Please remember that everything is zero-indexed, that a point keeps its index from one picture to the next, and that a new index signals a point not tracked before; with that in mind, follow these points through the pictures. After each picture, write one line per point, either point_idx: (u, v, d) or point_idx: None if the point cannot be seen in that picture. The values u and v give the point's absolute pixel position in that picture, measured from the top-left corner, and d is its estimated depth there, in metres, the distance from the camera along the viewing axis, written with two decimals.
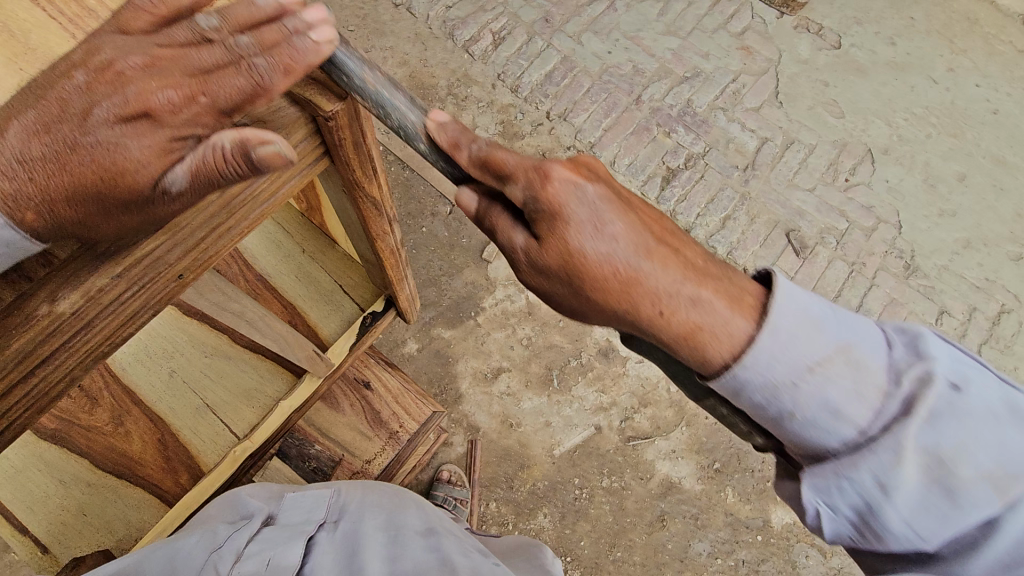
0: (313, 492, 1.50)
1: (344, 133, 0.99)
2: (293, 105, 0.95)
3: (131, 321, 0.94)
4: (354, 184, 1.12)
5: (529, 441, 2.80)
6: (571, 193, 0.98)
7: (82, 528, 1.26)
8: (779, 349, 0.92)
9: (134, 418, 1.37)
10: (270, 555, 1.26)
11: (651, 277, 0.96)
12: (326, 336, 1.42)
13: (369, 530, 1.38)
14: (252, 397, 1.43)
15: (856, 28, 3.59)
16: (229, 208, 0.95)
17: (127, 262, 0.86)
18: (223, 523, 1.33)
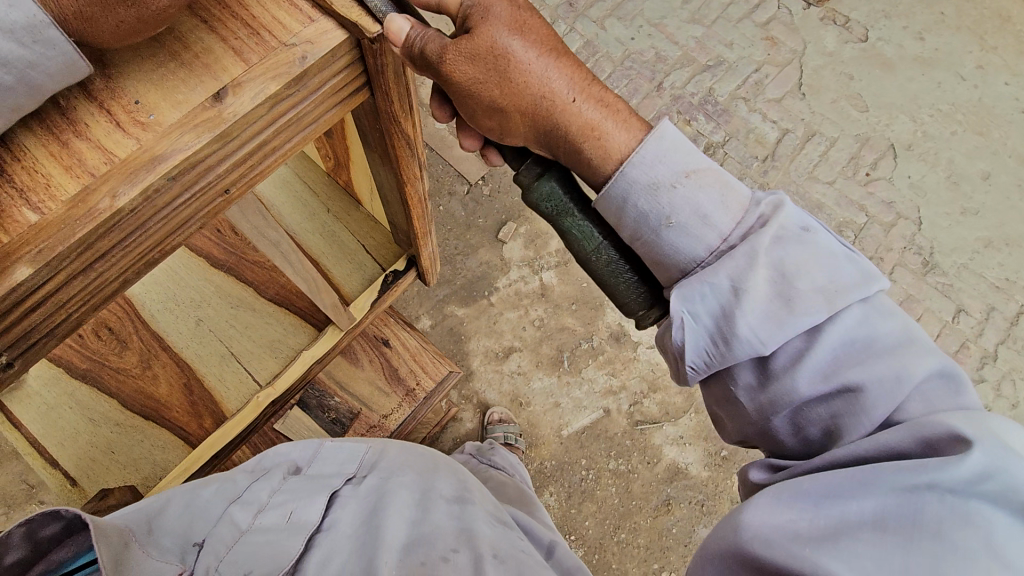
0: (349, 446, 1.55)
1: (387, 60, 0.94)
2: (338, 27, 0.88)
3: (181, 230, 0.93)
4: (392, 118, 1.06)
5: (538, 421, 2.83)
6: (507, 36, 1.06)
7: (110, 465, 1.30)
8: (663, 154, 1.12)
9: (161, 363, 1.38)
10: (292, 508, 1.31)
11: (557, 87, 1.11)
12: (349, 293, 1.44)
13: (395, 489, 1.40)
14: (276, 349, 1.41)
15: (884, 22, 3.55)
16: (280, 125, 0.90)
17: (181, 173, 0.83)
18: (243, 472, 1.38)
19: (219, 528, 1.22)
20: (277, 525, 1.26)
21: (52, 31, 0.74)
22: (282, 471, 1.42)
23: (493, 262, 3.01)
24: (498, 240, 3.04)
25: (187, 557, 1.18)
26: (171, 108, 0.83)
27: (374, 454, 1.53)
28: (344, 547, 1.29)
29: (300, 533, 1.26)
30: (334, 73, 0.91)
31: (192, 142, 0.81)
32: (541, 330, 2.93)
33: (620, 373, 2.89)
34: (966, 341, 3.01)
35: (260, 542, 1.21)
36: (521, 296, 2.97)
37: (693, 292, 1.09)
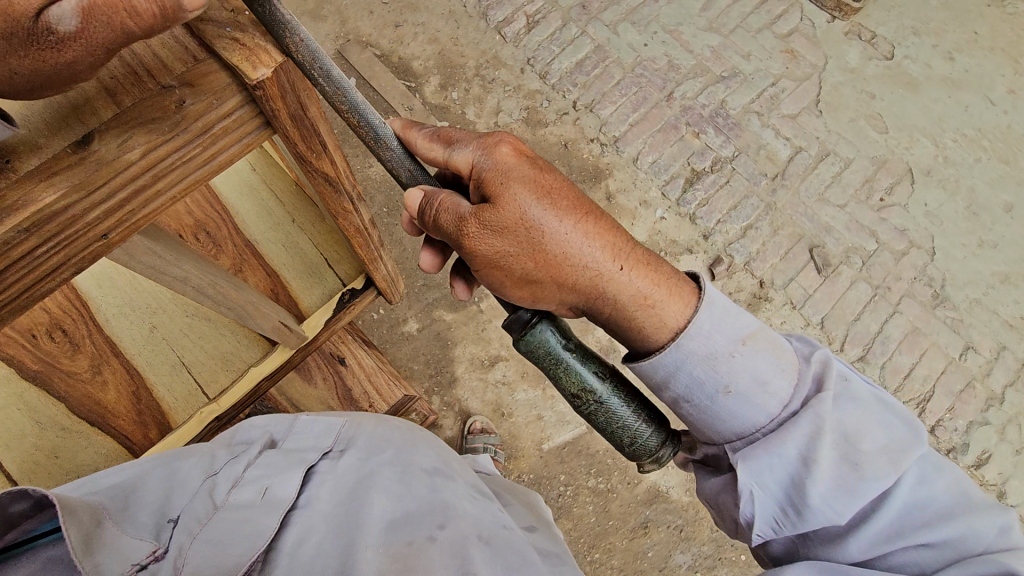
0: (326, 418, 1.28)
1: (278, 105, 0.96)
2: (223, 69, 0.92)
3: (50, 276, 0.91)
4: (300, 157, 1.08)
5: (519, 433, 2.79)
6: (523, 199, 1.08)
7: (52, 470, 1.30)
8: (717, 321, 1.11)
9: (112, 368, 1.38)
10: (268, 483, 1.08)
11: (588, 256, 1.10)
12: (306, 307, 1.48)
13: (373, 465, 1.15)
14: (228, 362, 1.46)
15: (913, 39, 3.38)
16: (157, 171, 0.90)
17: (37, 222, 0.83)
18: (222, 448, 1.18)
19: (193, 503, 1.03)
20: (250, 502, 1.03)
21: None
22: (257, 447, 1.19)
23: None
24: None
25: (161, 535, 0.99)
26: (33, 157, 0.85)
27: (352, 424, 1.26)
28: (323, 527, 1.04)
29: (276, 510, 1.03)
30: (222, 114, 0.93)
31: (47, 192, 0.82)
32: None
33: None
34: (972, 380, 2.89)
35: (232, 520, 0.99)
36: None
37: (828, 555, 1.05)
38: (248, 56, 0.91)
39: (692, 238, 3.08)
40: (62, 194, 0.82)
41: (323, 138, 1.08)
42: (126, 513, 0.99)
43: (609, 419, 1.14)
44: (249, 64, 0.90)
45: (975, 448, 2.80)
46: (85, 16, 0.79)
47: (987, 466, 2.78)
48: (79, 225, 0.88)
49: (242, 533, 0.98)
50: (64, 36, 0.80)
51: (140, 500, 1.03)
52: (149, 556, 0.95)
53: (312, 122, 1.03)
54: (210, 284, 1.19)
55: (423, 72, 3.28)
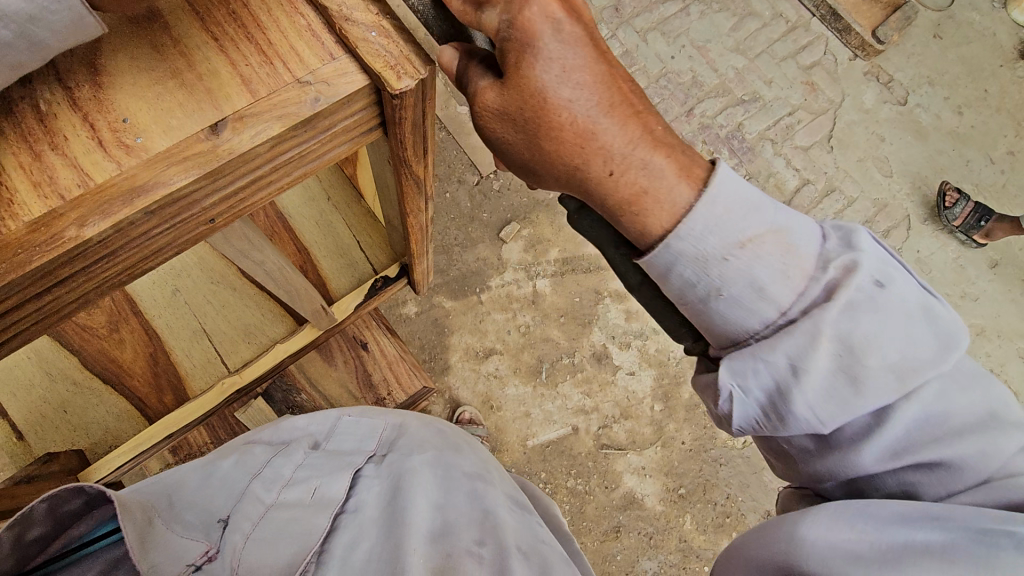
0: (369, 421, 1.41)
1: (406, 114, 0.91)
2: (361, 71, 0.85)
3: (154, 256, 0.88)
4: (403, 161, 1.06)
5: (505, 427, 2.82)
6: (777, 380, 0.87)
7: (59, 424, 1.34)
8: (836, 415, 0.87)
9: (129, 327, 1.36)
10: (317, 484, 1.15)
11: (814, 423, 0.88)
12: (335, 290, 1.48)
13: (413, 466, 1.22)
14: (251, 335, 1.46)
15: (927, 88, 3.47)
16: (277, 161, 0.87)
17: (162, 205, 0.79)
18: (261, 446, 1.27)
19: (242, 504, 1.08)
20: (301, 501, 1.11)
21: (58, 3, 0.67)
22: (301, 447, 1.29)
23: (490, 260, 2.96)
24: (499, 239, 2.99)
25: (212, 534, 1.02)
26: (164, 137, 0.79)
27: (394, 429, 1.38)
28: (372, 527, 1.09)
29: (326, 510, 1.10)
30: (346, 115, 0.89)
31: (178, 176, 0.77)
32: (525, 336, 2.90)
33: (595, 394, 2.88)
34: None
35: (282, 518, 1.06)
36: (511, 300, 2.93)
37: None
38: (393, 63, 0.84)
39: None
40: (192, 180, 0.78)
41: (427, 143, 1.05)
42: (174, 514, 1.03)
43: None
44: (394, 72, 0.84)
45: None
46: (264, 106, 0.82)
47: None
48: (193, 208, 0.84)
49: (292, 532, 1.03)
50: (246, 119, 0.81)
51: (187, 501, 1.09)
52: (202, 556, 0.96)
53: (426, 128, 1.01)
54: (277, 266, 1.17)
55: None
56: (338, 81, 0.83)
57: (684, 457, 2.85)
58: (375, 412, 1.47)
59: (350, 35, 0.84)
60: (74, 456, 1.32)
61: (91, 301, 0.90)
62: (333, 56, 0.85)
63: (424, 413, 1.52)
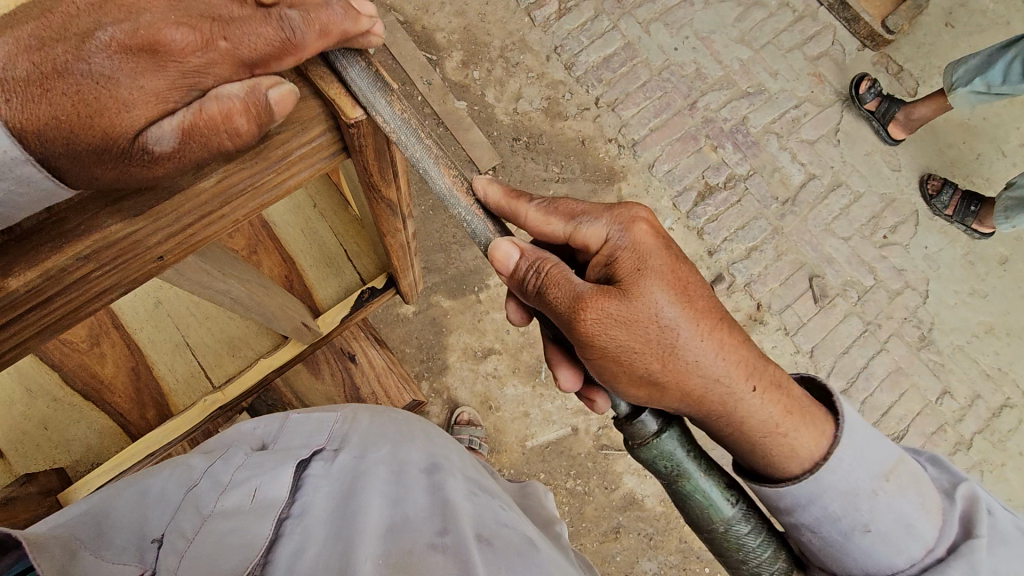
0: (317, 418, 1.35)
1: (366, 140, 0.96)
2: (318, 100, 0.93)
3: (98, 298, 0.89)
4: (370, 186, 1.09)
5: (504, 428, 2.79)
6: (658, 302, 1.02)
7: (40, 441, 1.31)
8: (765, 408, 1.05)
9: (111, 341, 1.35)
10: (256, 485, 1.09)
11: (708, 364, 1.02)
12: (321, 301, 1.45)
13: (367, 466, 1.18)
14: (236, 348, 1.46)
15: (938, 79, 3.38)
16: (227, 197, 0.90)
17: (97, 247, 0.82)
18: (198, 456, 1.21)
19: (176, 521, 1.02)
20: (240, 507, 1.04)
21: (25, 166, 0.73)
22: (245, 450, 1.24)
23: None
24: None
25: (145, 556, 0.98)
26: (104, 180, 0.82)
27: (344, 423, 1.34)
28: (319, 531, 1.04)
29: (268, 516, 1.04)
30: (303, 142, 0.93)
31: None
32: (524, 336, 2.87)
33: None
34: (944, 424, 2.99)
35: (221, 528, 0.99)
36: None
37: (805, 509, 1.03)
38: (344, 93, 0.91)
39: (697, 253, 3.08)
40: (131, 221, 0.81)
41: (395, 170, 1.08)
42: (102, 542, 0.98)
43: (736, 545, 1.06)
44: (347, 102, 0.90)
45: None
46: (182, 136, 0.79)
47: None
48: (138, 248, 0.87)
49: (231, 544, 0.96)
50: (158, 154, 0.80)
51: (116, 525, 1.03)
52: None
53: (390, 156, 1.04)
54: (246, 288, 1.14)
55: (446, 46, 3.16)
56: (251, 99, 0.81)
57: None
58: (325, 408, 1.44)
59: (305, 65, 0.92)
60: (55, 473, 1.27)
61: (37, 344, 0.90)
62: (289, 86, 0.92)
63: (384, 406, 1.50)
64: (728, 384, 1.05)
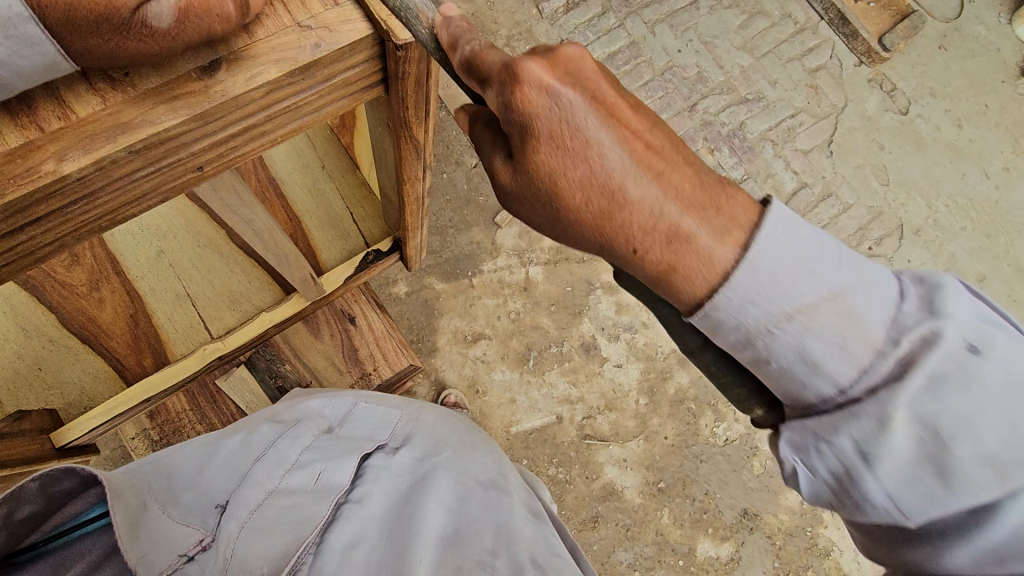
0: (383, 411, 1.54)
1: (410, 67, 0.93)
2: (367, 20, 0.86)
3: (136, 202, 0.89)
4: (403, 122, 1.06)
5: (490, 412, 2.81)
6: (546, 99, 0.83)
7: (32, 383, 1.32)
8: (757, 290, 0.82)
9: (110, 287, 1.35)
10: (321, 469, 1.27)
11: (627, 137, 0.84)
12: (325, 261, 1.45)
13: (429, 469, 1.33)
14: (236, 302, 1.46)
15: (928, 99, 3.47)
16: (273, 110, 0.88)
17: (147, 142, 0.78)
18: (267, 425, 1.41)
19: (242, 490, 1.19)
20: (304, 486, 1.23)
21: (28, 25, 0.66)
22: (313, 430, 1.42)
23: (483, 244, 2.94)
24: (495, 223, 2.97)
25: (208, 520, 1.16)
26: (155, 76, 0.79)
27: (407, 423, 1.52)
28: (372, 529, 1.20)
29: (329, 497, 1.21)
30: (348, 66, 0.90)
31: (167, 115, 0.78)
32: (514, 323, 2.89)
33: (582, 385, 2.89)
34: None
35: (290, 502, 1.19)
36: (502, 285, 2.91)
37: (807, 439, 0.86)
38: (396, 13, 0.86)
39: None
40: (182, 120, 0.78)
41: (430, 105, 1.05)
42: (172, 500, 1.17)
43: None
44: (399, 22, 0.85)
45: None
46: (182, 17, 0.72)
47: None
48: (184, 153, 0.85)
49: (293, 518, 1.15)
50: (157, 30, 0.72)
51: (187, 486, 1.23)
52: (196, 545, 1.08)
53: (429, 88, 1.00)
54: (266, 227, 1.17)
55: None
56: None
57: (666, 451, 2.88)
58: (388, 401, 1.60)
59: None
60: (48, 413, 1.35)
61: (72, 244, 0.90)
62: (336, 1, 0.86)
63: (448, 410, 1.68)
64: (733, 322, 0.84)
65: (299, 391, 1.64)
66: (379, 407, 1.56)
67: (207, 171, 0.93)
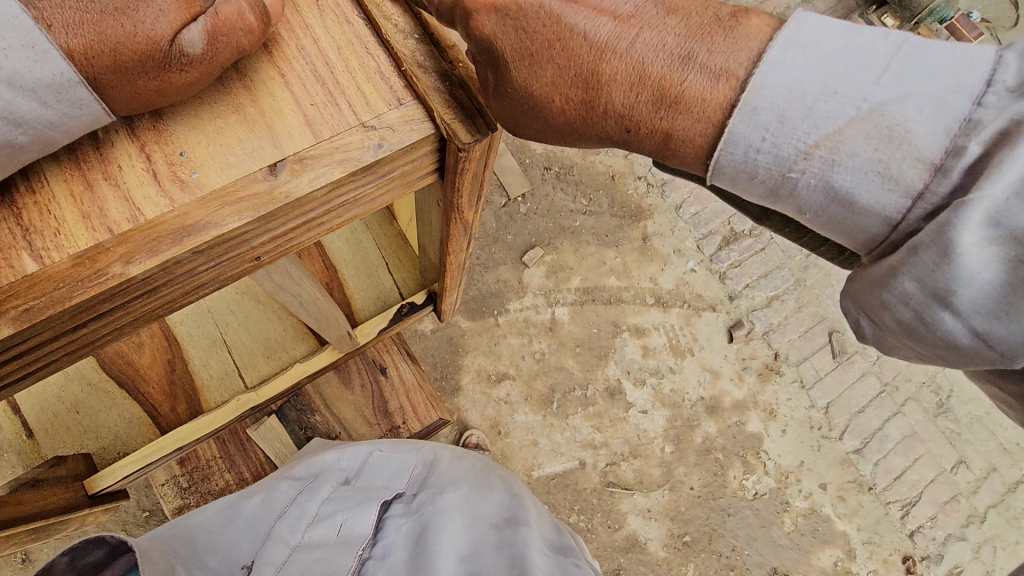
0: (399, 457, 1.53)
1: (470, 164, 0.94)
2: (425, 121, 0.89)
3: (198, 291, 0.93)
4: (454, 207, 1.06)
5: (512, 454, 2.77)
6: (702, 75, 0.85)
7: (70, 426, 1.38)
8: None
9: (150, 332, 1.39)
10: (342, 520, 1.25)
11: (736, 65, 0.83)
12: (359, 312, 1.46)
13: (445, 507, 1.31)
14: (271, 353, 1.46)
15: None
16: (332, 207, 0.91)
17: (210, 243, 0.82)
18: (290, 481, 1.43)
19: (266, 547, 1.21)
20: (327, 539, 1.20)
21: (79, 89, 0.75)
22: (331, 481, 1.43)
23: (510, 283, 2.94)
24: (522, 263, 2.97)
25: None
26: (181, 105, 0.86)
27: (424, 468, 1.51)
28: (399, 570, 1.18)
29: (351, 548, 1.19)
30: (409, 160, 0.92)
31: (231, 217, 0.82)
32: (539, 364, 2.86)
33: (606, 430, 2.83)
34: (958, 494, 2.92)
35: (312, 556, 1.15)
36: (528, 325, 2.90)
37: None
38: (463, 121, 0.89)
39: (718, 297, 3.05)
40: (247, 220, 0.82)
41: (482, 190, 1.06)
42: (196, 559, 1.21)
43: None
44: (463, 128, 0.89)
45: (947, 561, 2.85)
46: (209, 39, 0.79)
47: None
48: (242, 247, 0.89)
49: (318, 569, 1.11)
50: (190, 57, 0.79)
51: (212, 546, 1.28)
52: None
53: (483, 174, 1.01)
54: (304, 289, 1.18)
55: None
56: (258, 1, 0.81)
57: (692, 503, 2.79)
58: (403, 447, 1.59)
59: (419, 82, 0.89)
60: (82, 458, 1.37)
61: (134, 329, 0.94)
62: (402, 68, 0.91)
63: (467, 450, 1.65)
64: None
65: (320, 444, 1.68)
66: (395, 453, 1.56)
67: (264, 260, 0.96)
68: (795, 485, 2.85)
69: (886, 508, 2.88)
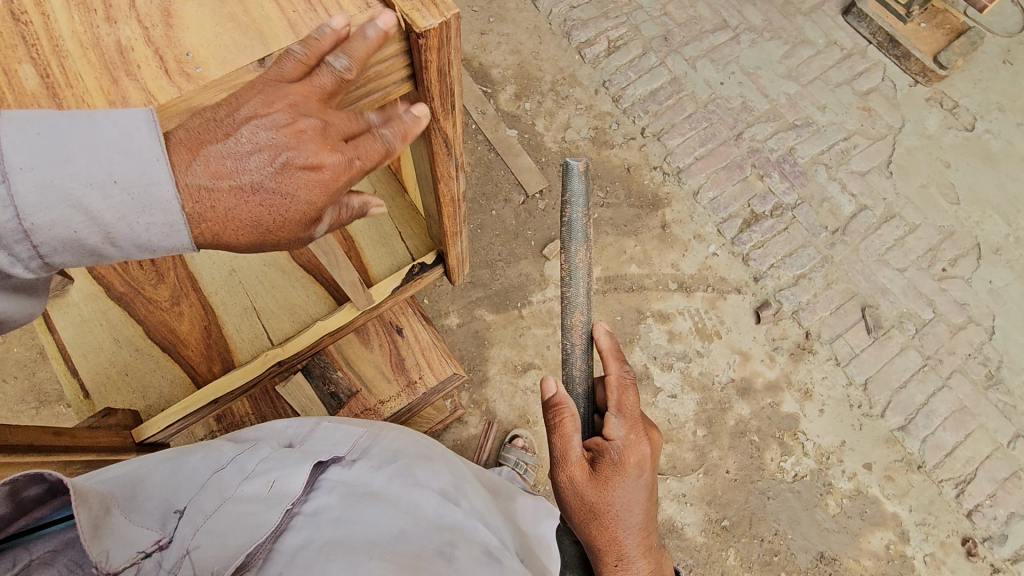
0: (345, 428, 1.33)
1: (431, 56, 0.91)
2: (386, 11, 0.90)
3: None
4: (431, 116, 1.05)
5: (541, 443, 2.79)
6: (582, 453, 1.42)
7: (120, 386, 1.51)
8: None
9: (189, 302, 1.54)
10: (275, 475, 1.12)
11: (640, 475, 1.39)
12: (375, 274, 1.56)
13: (381, 482, 1.18)
14: (294, 312, 1.58)
15: (996, 114, 3.31)
16: None
17: None
18: (230, 445, 1.23)
19: (202, 496, 1.08)
20: (257, 494, 1.08)
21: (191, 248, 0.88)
22: (273, 443, 1.25)
23: (532, 276, 3.01)
24: (542, 256, 3.04)
25: (168, 523, 1.03)
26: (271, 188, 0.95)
27: (370, 436, 1.32)
28: (324, 534, 1.03)
29: (280, 505, 1.06)
30: (378, 59, 0.90)
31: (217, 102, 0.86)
32: None
33: None
34: (1018, 470, 2.77)
35: (237, 512, 1.04)
36: (551, 315, 2.95)
37: None
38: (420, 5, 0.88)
39: (742, 279, 3.05)
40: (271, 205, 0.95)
41: (456, 101, 1.05)
42: (133, 506, 1.05)
43: None
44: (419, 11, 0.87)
45: (1013, 542, 2.67)
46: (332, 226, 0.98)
47: (1023, 563, 2.66)
48: None
49: (244, 524, 1.01)
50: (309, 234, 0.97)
51: (152, 495, 1.10)
52: (154, 544, 0.98)
53: (452, 81, 1.00)
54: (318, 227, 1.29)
55: (501, 80, 3.36)
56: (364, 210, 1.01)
57: (729, 486, 2.73)
58: (352, 422, 1.42)
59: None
60: (129, 413, 1.48)
61: None
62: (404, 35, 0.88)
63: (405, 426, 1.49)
64: None
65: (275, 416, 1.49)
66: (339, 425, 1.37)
67: None
68: (837, 466, 2.75)
69: (939, 486, 2.74)
